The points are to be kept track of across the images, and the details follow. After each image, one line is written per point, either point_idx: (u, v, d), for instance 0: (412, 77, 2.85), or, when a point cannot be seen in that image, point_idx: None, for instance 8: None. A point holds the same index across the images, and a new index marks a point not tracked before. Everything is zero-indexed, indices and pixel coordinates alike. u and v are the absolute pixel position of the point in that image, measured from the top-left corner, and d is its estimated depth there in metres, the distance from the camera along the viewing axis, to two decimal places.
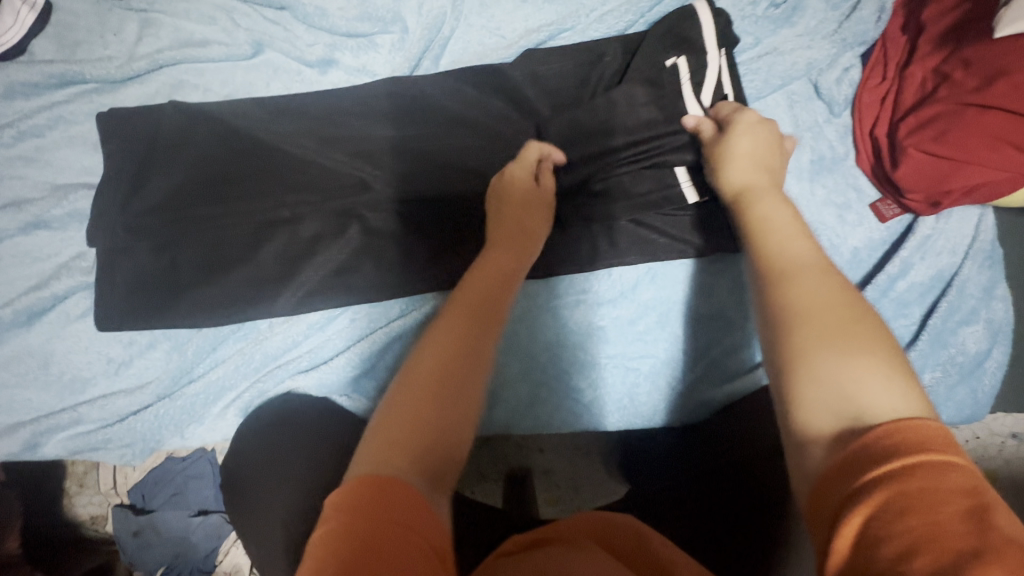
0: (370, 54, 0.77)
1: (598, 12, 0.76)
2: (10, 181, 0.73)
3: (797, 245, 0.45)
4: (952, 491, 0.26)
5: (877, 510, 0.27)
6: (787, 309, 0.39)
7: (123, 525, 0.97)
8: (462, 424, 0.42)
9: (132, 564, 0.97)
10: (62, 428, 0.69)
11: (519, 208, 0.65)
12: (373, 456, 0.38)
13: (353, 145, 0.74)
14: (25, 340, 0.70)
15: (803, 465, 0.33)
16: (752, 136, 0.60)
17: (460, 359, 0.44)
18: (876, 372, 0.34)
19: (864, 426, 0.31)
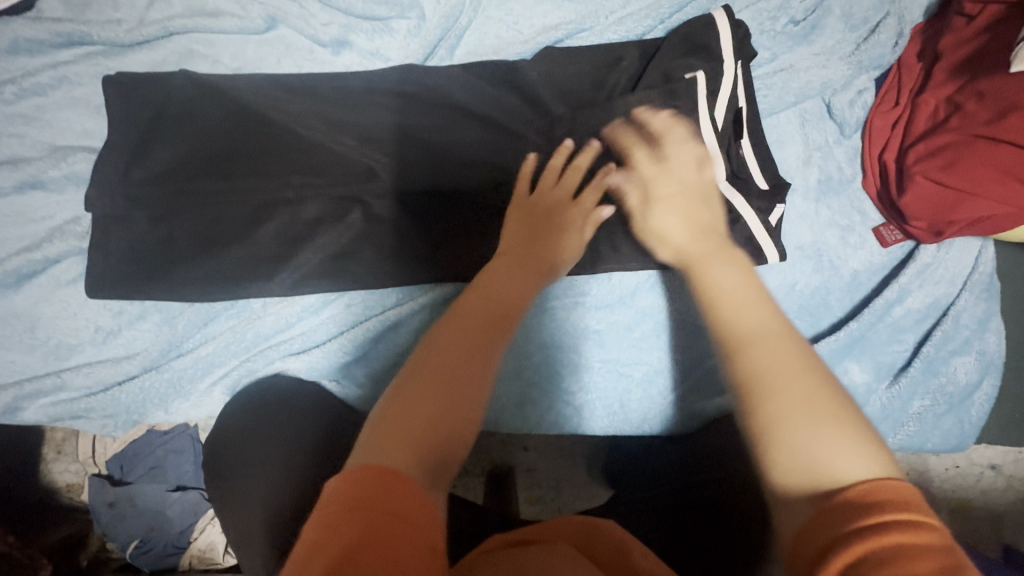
0: (384, 38, 0.76)
1: (618, 14, 0.74)
2: (6, 138, 0.71)
3: (754, 308, 0.45)
4: (929, 549, 0.29)
5: (860, 560, 0.30)
6: (753, 378, 0.40)
7: (99, 495, 0.97)
8: (467, 431, 0.42)
9: (106, 533, 0.97)
10: (44, 394, 0.68)
11: (552, 218, 0.63)
12: (383, 451, 0.38)
13: (362, 131, 0.73)
14: (11, 302, 0.68)
15: (785, 512, 0.35)
16: (671, 201, 0.58)
17: (464, 369, 0.44)
18: (846, 440, 0.36)
19: (840, 488, 0.34)
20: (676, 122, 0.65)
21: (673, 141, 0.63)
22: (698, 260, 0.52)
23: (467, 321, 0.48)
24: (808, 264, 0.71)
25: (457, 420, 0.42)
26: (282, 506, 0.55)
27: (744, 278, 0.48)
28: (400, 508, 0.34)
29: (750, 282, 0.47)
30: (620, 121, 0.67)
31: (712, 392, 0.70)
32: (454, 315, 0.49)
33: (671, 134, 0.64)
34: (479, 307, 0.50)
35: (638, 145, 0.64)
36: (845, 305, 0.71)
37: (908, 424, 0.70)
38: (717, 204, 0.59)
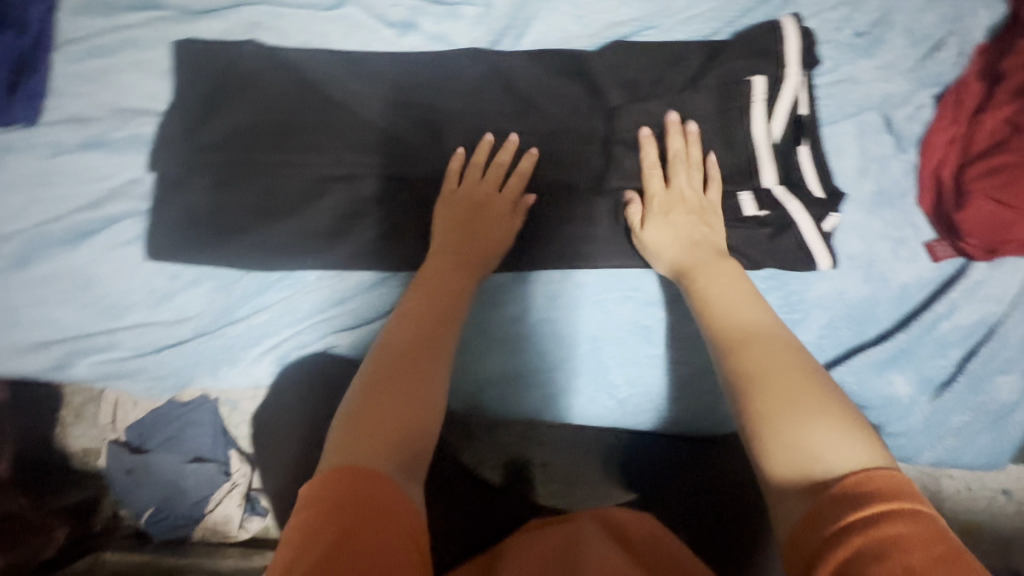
0: (451, 23, 0.76)
1: (685, 14, 0.75)
2: (72, 96, 0.71)
3: (743, 312, 0.53)
4: (920, 535, 0.32)
5: (858, 551, 0.33)
6: (749, 376, 0.46)
7: (117, 462, 0.94)
8: (431, 418, 0.48)
9: (121, 499, 0.96)
10: (94, 351, 0.69)
11: (476, 215, 0.68)
12: (349, 449, 0.43)
13: (424, 112, 0.74)
14: (68, 258, 0.68)
15: (785, 508, 0.39)
16: (666, 226, 0.66)
17: (422, 366, 0.50)
18: (836, 430, 0.41)
19: (833, 477, 0.38)
20: (691, 139, 0.70)
21: (683, 161, 0.69)
22: (698, 270, 0.61)
23: (418, 325, 0.54)
24: (858, 274, 0.72)
25: (422, 410, 0.47)
26: None
27: (735, 288, 0.56)
28: (376, 501, 0.39)
29: (743, 292, 0.56)
30: (643, 130, 0.71)
31: None
32: (403, 320, 0.55)
33: (682, 153, 0.69)
34: (422, 312, 0.56)
35: (649, 166, 0.70)
36: (892, 317, 0.72)
37: (946, 438, 0.71)
38: (717, 221, 0.68)
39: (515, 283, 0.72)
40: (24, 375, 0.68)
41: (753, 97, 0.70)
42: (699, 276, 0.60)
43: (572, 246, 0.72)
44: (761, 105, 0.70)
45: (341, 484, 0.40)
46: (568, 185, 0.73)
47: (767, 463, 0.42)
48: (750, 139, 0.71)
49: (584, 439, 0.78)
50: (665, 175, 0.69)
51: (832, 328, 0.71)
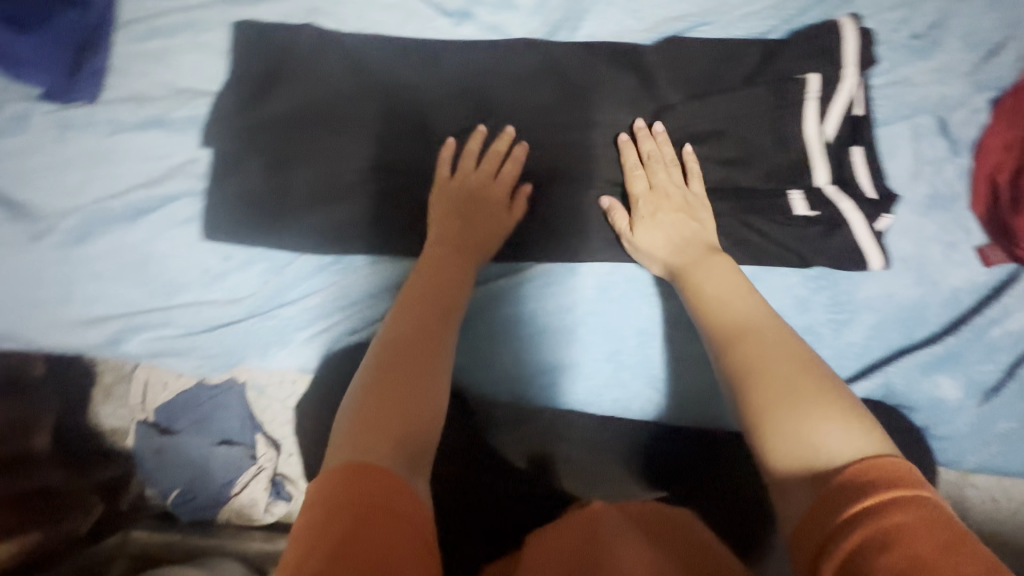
0: (506, 14, 0.76)
1: (742, 11, 0.74)
2: (133, 76, 0.72)
3: (741, 308, 0.55)
4: (924, 521, 0.33)
5: (861, 543, 0.34)
6: (745, 371, 0.48)
7: (144, 442, 0.90)
8: (432, 412, 0.48)
9: (147, 481, 0.92)
10: (148, 328, 0.70)
11: (467, 207, 0.70)
12: (353, 445, 0.43)
13: (478, 101, 0.74)
14: (127, 235, 0.69)
15: (790, 502, 0.41)
16: (655, 227, 0.68)
17: (425, 356, 0.51)
18: (833, 418, 0.42)
19: (833, 468, 0.39)
20: (662, 139, 0.71)
21: (659, 161, 0.71)
22: (691, 269, 0.63)
23: (419, 315, 0.55)
24: (908, 277, 0.71)
25: (426, 399, 0.48)
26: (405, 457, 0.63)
27: (729, 284, 0.59)
28: (380, 498, 0.39)
29: (739, 288, 0.58)
30: (620, 135, 0.72)
31: None
32: (403, 310, 0.56)
33: (656, 154, 0.71)
34: (421, 302, 0.57)
35: (632, 168, 0.71)
36: (942, 320, 0.71)
37: (992, 443, 0.70)
38: (707, 216, 0.69)
39: (565, 274, 0.74)
40: (79, 349, 0.69)
41: (806, 96, 0.70)
42: (694, 275, 0.62)
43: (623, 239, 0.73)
44: (814, 104, 0.70)
45: (346, 480, 0.40)
46: (566, 175, 0.74)
47: (768, 456, 0.44)
48: (801, 138, 0.71)
49: (586, 436, 0.72)
50: (647, 173, 0.71)
51: (880, 330, 0.72)
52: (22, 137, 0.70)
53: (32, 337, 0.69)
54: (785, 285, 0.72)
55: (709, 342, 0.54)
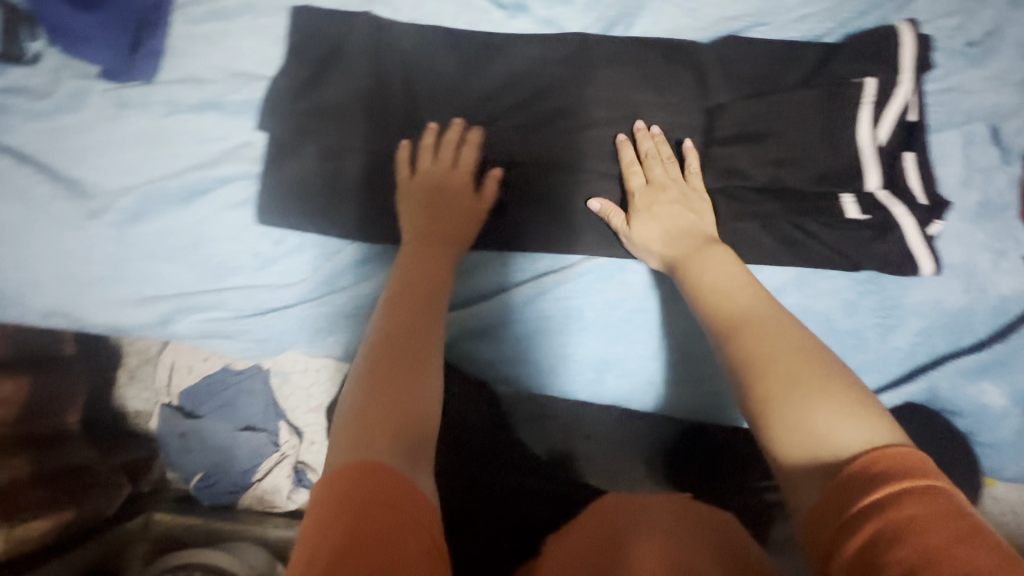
0: (561, 8, 0.76)
1: (799, 12, 0.74)
2: (190, 57, 0.72)
3: (739, 300, 0.54)
4: (937, 512, 0.32)
5: (874, 535, 0.33)
6: (746, 362, 0.47)
7: (169, 425, 0.87)
8: (432, 407, 0.48)
9: (171, 464, 0.89)
10: (199, 309, 0.70)
11: (449, 198, 0.70)
12: (353, 444, 0.43)
13: (530, 95, 0.74)
14: (180, 216, 0.70)
15: (800, 495, 0.39)
16: (651, 221, 0.68)
17: (416, 353, 0.51)
18: (838, 408, 0.41)
19: (840, 459, 0.38)
20: (658, 141, 0.72)
21: (656, 158, 0.71)
22: (689, 260, 0.63)
23: (408, 312, 0.55)
24: (957, 283, 0.72)
25: (422, 394, 0.48)
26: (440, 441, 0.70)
27: (728, 275, 0.58)
28: (384, 497, 0.39)
29: (737, 279, 0.57)
30: (618, 135, 0.73)
31: None
32: (394, 309, 0.56)
33: (653, 153, 0.71)
34: (409, 301, 0.57)
35: (629, 166, 0.71)
36: (989, 328, 0.71)
37: None
38: (705, 209, 0.69)
39: (613, 271, 0.74)
40: (134, 329, 0.71)
41: (861, 100, 0.69)
42: (692, 266, 0.62)
43: None
44: (869, 108, 0.69)
45: (348, 479, 0.39)
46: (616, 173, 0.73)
47: (774, 447, 0.43)
48: (854, 142, 0.70)
49: (604, 437, 0.79)
50: (642, 168, 0.71)
51: (927, 335, 0.72)
52: (80, 114, 0.70)
53: (91, 315, 0.70)
54: (832, 288, 0.72)
55: (710, 335, 0.53)
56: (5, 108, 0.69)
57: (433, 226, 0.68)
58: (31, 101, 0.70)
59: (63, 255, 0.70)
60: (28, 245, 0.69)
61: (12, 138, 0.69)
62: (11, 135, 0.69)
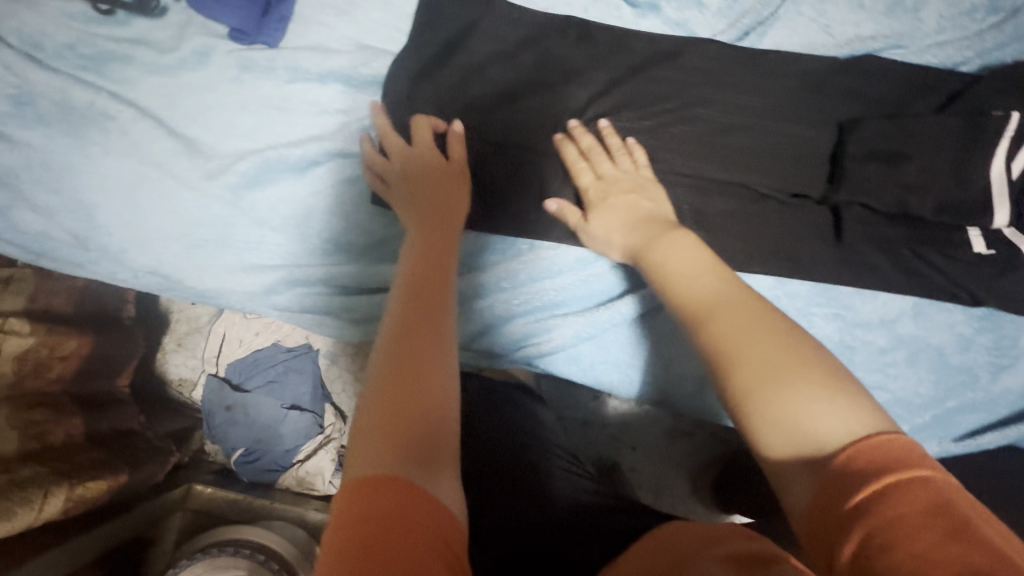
0: (693, 11, 0.74)
1: (935, 39, 0.73)
2: (317, 26, 0.70)
3: (710, 279, 0.50)
4: (925, 508, 0.31)
5: (866, 540, 0.31)
6: (721, 353, 0.44)
7: (218, 397, 1.08)
8: (443, 405, 0.44)
9: (216, 435, 1.09)
10: (303, 283, 0.71)
11: (437, 168, 0.65)
12: (362, 461, 0.40)
13: (657, 96, 0.72)
14: (295, 187, 0.69)
15: (792, 497, 0.38)
16: (604, 214, 0.64)
17: (426, 346, 0.47)
18: (818, 397, 0.39)
19: (826, 454, 0.37)
20: (606, 133, 0.69)
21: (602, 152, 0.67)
22: (646, 247, 0.57)
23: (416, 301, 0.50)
24: None
25: (432, 392, 0.44)
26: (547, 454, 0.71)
27: (692, 254, 0.53)
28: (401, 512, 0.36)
29: (700, 257, 0.53)
30: (558, 137, 0.69)
31: (938, 428, 0.73)
32: (403, 298, 0.51)
33: (597, 146, 0.68)
34: (418, 286, 0.52)
35: (575, 164, 0.67)
36: None
37: None
38: (659, 194, 0.65)
39: None
40: (233, 297, 0.72)
41: (1004, 134, 0.65)
42: (652, 253, 0.56)
43: (792, 256, 0.71)
44: (1008, 143, 0.65)
45: (359, 499, 0.37)
46: (740, 186, 0.72)
47: (757, 443, 0.41)
48: (988, 175, 0.66)
49: None
50: (590, 157, 0.67)
51: None
52: (202, 73, 0.68)
53: (193, 280, 0.71)
54: (948, 322, 0.72)
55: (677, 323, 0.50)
56: (127, 58, 0.67)
57: (422, 193, 0.63)
58: (155, 54, 0.68)
59: (171, 215, 0.69)
60: (138, 202, 0.68)
61: (130, 91, 0.67)
62: (131, 88, 0.67)
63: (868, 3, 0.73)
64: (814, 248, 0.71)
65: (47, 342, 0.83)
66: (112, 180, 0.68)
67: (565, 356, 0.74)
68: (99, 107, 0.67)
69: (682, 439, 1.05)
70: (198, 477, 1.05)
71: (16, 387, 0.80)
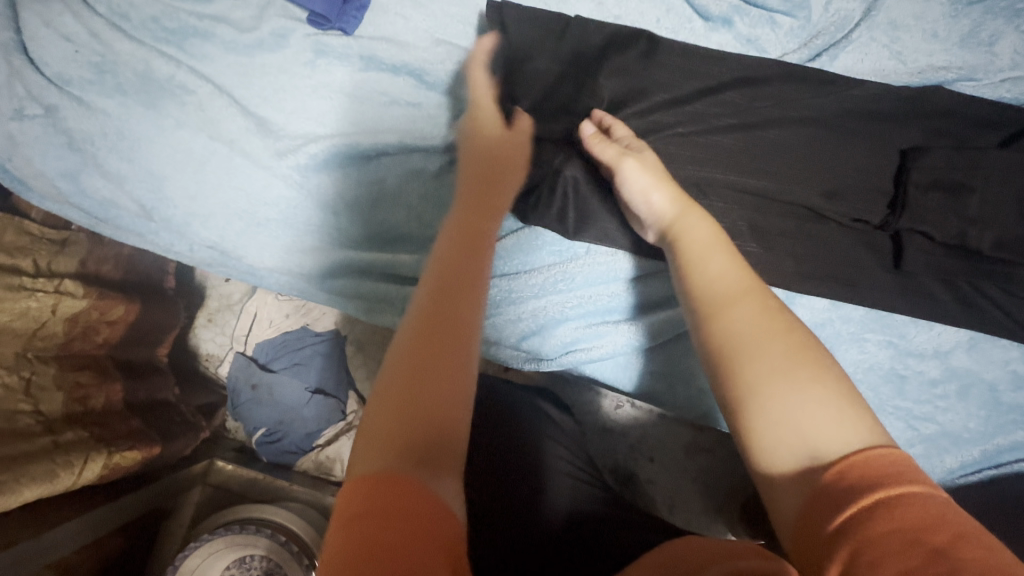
0: (766, 29, 0.74)
1: (1008, 74, 0.72)
2: (394, 17, 0.71)
3: (730, 269, 0.47)
4: (911, 525, 0.32)
5: (854, 557, 0.32)
6: (729, 345, 0.42)
7: (245, 374, 1.08)
8: (460, 399, 0.42)
9: (239, 412, 1.08)
10: (354, 271, 0.73)
11: (499, 169, 0.61)
12: (368, 453, 0.39)
13: (727, 109, 0.71)
14: (359, 175, 0.70)
15: (781, 507, 0.38)
16: (648, 169, 0.59)
17: (453, 343, 0.43)
18: (825, 403, 0.38)
19: (820, 463, 0.37)
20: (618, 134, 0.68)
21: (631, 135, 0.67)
22: (677, 215, 0.55)
23: (445, 283, 0.46)
24: None
25: (454, 397, 0.41)
26: (573, 460, 0.74)
27: (723, 238, 0.52)
28: (401, 510, 0.35)
29: (727, 244, 0.51)
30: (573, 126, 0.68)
31: (982, 462, 0.74)
32: (431, 286, 0.46)
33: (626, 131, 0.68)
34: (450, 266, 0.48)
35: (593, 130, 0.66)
36: None
37: None
38: None
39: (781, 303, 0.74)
40: (283, 277, 0.74)
41: None
42: (681, 222, 0.54)
43: (852, 282, 0.71)
44: None
45: (361, 493, 0.36)
46: (808, 208, 0.71)
47: (751, 448, 0.40)
48: None
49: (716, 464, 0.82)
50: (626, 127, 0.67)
51: None
52: (278, 54, 0.69)
53: (251, 257, 0.73)
54: (1003, 359, 0.72)
55: (682, 308, 0.48)
56: (207, 35, 0.69)
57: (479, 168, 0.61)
58: (234, 33, 0.69)
59: (233, 193, 0.70)
60: (206, 176, 0.69)
61: (207, 67, 0.69)
62: (208, 64, 0.69)
63: (941, 34, 0.73)
64: (873, 276, 0.71)
65: (98, 306, 0.83)
66: (182, 154, 0.69)
67: (602, 364, 0.75)
68: (178, 81, 0.68)
69: (702, 455, 1.04)
70: (220, 453, 1.05)
71: (64, 348, 0.81)
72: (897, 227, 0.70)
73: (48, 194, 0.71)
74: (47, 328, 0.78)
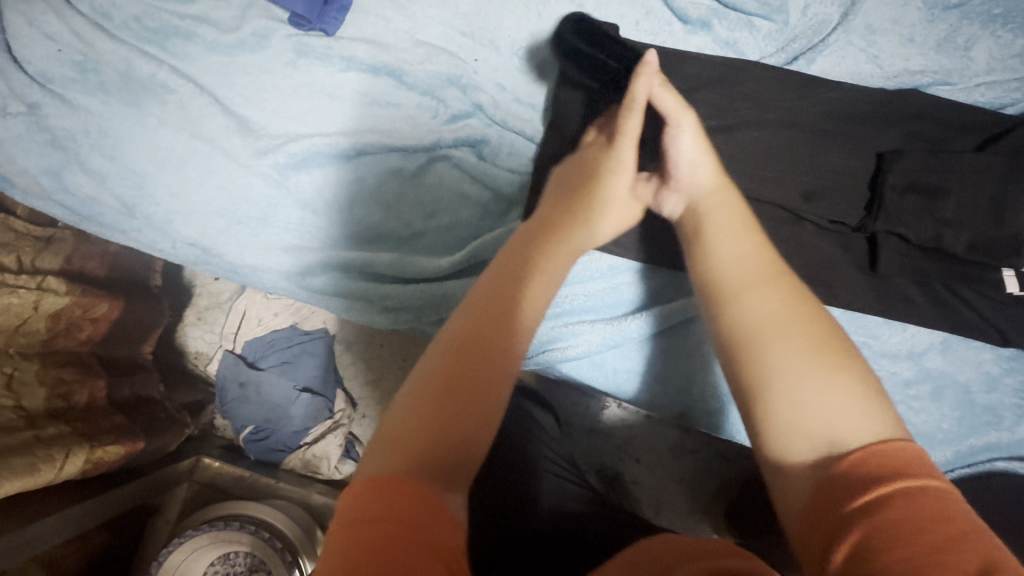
0: (744, 32, 0.75)
1: (983, 79, 0.73)
2: (374, 18, 0.71)
3: (756, 259, 0.48)
4: (926, 515, 0.32)
5: (865, 542, 0.32)
6: (749, 331, 0.43)
7: (233, 372, 1.08)
8: (486, 418, 0.41)
9: (227, 411, 1.09)
10: (337, 267, 0.73)
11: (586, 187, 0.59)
12: (386, 455, 0.38)
13: (705, 111, 0.72)
14: (342, 173, 0.70)
15: (790, 495, 0.38)
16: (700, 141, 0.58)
17: (489, 363, 0.42)
18: (849, 390, 0.39)
19: (841, 449, 0.37)
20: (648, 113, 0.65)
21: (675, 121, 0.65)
22: (709, 203, 0.54)
23: (492, 303, 0.45)
24: None
25: (479, 418, 0.41)
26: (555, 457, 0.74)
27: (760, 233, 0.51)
28: (408, 515, 0.34)
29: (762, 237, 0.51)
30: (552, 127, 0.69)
31: (955, 462, 0.74)
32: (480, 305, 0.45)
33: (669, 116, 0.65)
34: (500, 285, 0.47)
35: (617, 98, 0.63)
36: None
37: None
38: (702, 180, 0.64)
39: None
40: (268, 275, 0.73)
41: None
42: (711, 211, 0.53)
43: (828, 283, 0.72)
44: None
45: (370, 492, 0.36)
46: (786, 209, 0.72)
47: (766, 433, 0.40)
48: None
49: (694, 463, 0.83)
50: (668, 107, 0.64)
51: None
52: (260, 54, 0.70)
53: (232, 255, 0.72)
54: (976, 360, 0.74)
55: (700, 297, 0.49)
56: (189, 35, 0.69)
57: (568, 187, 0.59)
58: (216, 33, 0.70)
59: (217, 190, 0.70)
60: (189, 174, 0.70)
61: (189, 66, 0.69)
62: (190, 63, 0.69)
63: (917, 38, 0.74)
64: (848, 278, 0.72)
65: (81, 303, 0.83)
66: (165, 152, 0.70)
67: (588, 362, 0.75)
68: (159, 80, 0.69)
69: (688, 457, 1.04)
70: (207, 450, 1.06)
71: (48, 344, 0.81)
72: (878, 227, 0.69)
73: (31, 190, 0.70)
74: (30, 324, 0.78)
